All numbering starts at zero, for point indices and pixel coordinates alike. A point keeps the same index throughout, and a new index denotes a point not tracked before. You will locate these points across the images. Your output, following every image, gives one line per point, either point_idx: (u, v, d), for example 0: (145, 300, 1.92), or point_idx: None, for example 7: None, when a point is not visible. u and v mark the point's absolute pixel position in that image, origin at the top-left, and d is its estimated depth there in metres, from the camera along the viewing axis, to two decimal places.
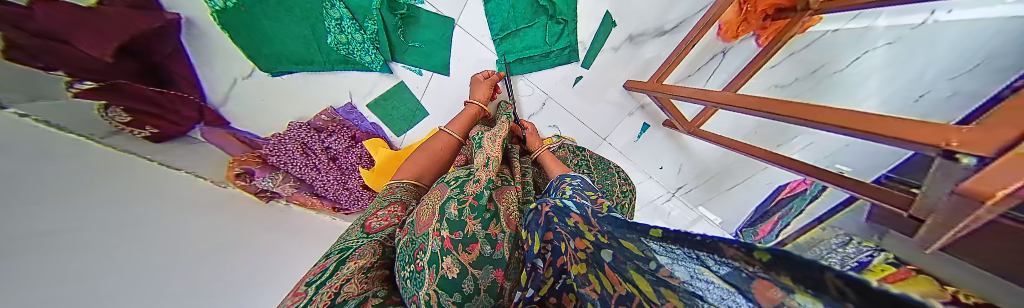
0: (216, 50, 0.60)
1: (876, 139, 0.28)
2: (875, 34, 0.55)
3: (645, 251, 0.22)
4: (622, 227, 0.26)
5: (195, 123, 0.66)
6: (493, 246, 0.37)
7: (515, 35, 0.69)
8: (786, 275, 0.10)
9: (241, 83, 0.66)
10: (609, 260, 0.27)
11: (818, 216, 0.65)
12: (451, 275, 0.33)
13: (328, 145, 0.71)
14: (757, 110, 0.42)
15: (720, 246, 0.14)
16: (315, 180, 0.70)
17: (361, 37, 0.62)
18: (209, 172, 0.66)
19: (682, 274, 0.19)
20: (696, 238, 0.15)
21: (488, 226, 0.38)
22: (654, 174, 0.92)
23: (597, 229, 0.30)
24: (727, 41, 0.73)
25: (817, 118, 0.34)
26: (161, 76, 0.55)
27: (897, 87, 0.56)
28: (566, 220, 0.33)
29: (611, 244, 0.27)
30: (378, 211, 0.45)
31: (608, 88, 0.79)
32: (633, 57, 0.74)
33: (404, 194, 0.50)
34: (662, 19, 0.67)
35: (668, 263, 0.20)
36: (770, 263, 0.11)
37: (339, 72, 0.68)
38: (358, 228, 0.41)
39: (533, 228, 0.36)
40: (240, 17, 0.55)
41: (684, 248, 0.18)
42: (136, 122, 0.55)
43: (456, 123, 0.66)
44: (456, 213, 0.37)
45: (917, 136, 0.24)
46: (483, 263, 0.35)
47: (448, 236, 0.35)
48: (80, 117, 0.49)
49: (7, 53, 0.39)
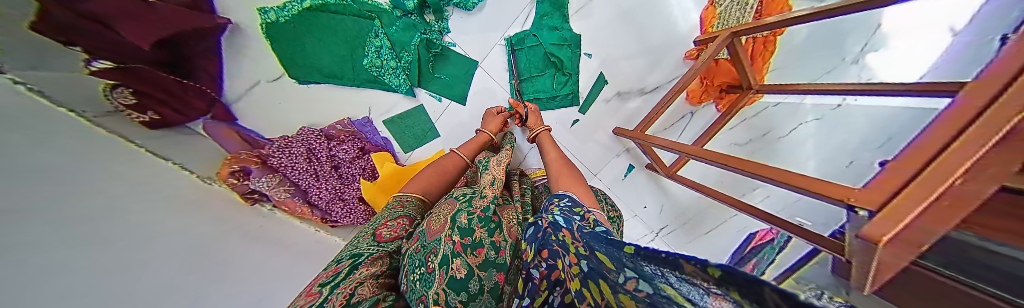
0: (251, 51, 0.68)
1: (803, 191, 0.36)
2: (806, 109, 0.77)
3: (618, 265, 0.24)
4: (599, 241, 0.30)
5: (202, 115, 0.65)
6: (498, 251, 0.39)
7: (529, 80, 0.82)
8: (735, 290, 0.11)
9: (262, 86, 0.72)
10: (581, 271, 0.29)
11: (788, 265, 0.69)
12: (459, 275, 0.34)
13: (335, 153, 0.72)
14: (723, 165, 0.52)
15: (680, 263, 0.16)
16: (311, 187, 0.68)
17: (394, 64, 0.74)
18: (201, 167, 0.60)
19: (645, 287, 0.20)
20: (661, 255, 0.18)
21: (493, 234, 0.40)
22: (640, 213, 0.99)
23: (580, 242, 0.33)
24: (694, 104, 0.91)
25: (760, 173, 0.43)
26: (186, 69, 0.59)
27: (829, 153, 0.70)
28: (558, 234, 0.37)
29: (588, 255, 0.30)
30: (388, 222, 0.46)
31: (598, 131, 0.91)
32: (620, 108, 0.87)
33: (412, 209, 0.52)
34: (643, 82, 0.84)
35: (636, 276, 0.21)
36: (721, 279, 0.12)
37: (367, 89, 0.76)
38: (370, 236, 0.43)
39: (532, 241, 0.39)
40: (283, 30, 0.67)
41: (651, 264, 0.19)
42: (140, 106, 0.53)
43: (467, 147, 0.71)
44: (465, 221, 0.40)
45: (829, 190, 0.32)
46: (489, 265, 0.37)
47: (459, 241, 0.37)
48: (82, 93, 0.46)
49: (35, 24, 0.39)
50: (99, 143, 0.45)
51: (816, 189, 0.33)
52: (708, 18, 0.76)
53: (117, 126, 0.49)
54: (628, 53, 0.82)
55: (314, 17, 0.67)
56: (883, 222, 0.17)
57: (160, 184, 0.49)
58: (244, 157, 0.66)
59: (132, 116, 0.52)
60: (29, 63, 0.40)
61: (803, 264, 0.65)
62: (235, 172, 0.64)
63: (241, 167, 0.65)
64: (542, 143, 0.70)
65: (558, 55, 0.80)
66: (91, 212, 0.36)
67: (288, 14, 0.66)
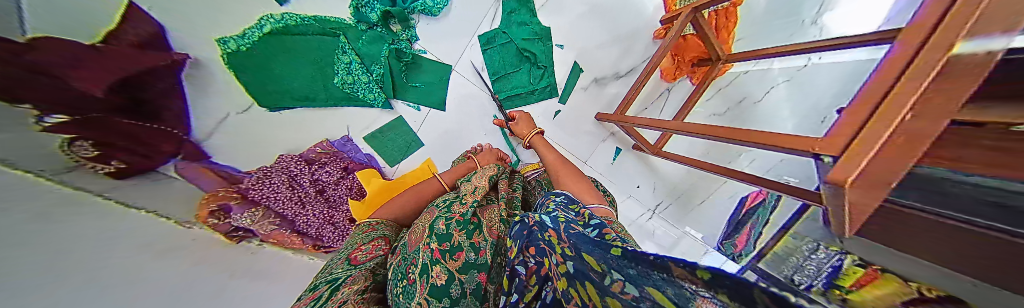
0: (220, 84, 0.66)
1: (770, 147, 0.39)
2: (773, 73, 0.81)
3: (605, 268, 0.24)
4: (585, 242, 0.29)
5: (171, 157, 0.61)
6: (477, 252, 0.38)
7: (505, 78, 0.82)
8: (725, 294, 0.11)
9: (233, 118, 0.69)
10: (568, 271, 0.29)
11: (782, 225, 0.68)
12: (440, 282, 0.34)
13: (318, 177, 0.71)
14: (704, 135, 0.52)
15: (670, 267, 0.16)
16: (297, 215, 0.67)
17: (366, 78, 0.73)
18: (179, 212, 0.55)
19: (632, 290, 0.20)
20: (648, 258, 0.19)
21: (472, 235, 0.39)
22: (634, 193, 1.01)
23: (564, 243, 0.32)
24: (668, 82, 0.93)
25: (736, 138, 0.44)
26: (148, 109, 0.55)
27: (801, 112, 0.74)
28: (544, 233, 0.36)
29: (574, 256, 0.29)
30: (361, 245, 0.44)
31: (581, 121, 0.92)
32: (599, 94, 0.89)
33: (386, 230, 0.51)
34: (616, 66, 0.86)
35: (623, 279, 0.21)
36: (710, 281, 0.12)
37: (342, 108, 0.75)
38: (343, 260, 0.41)
39: (516, 238, 0.39)
40: (248, 57, 0.66)
41: (641, 267, 0.20)
42: (102, 156, 0.49)
43: (449, 173, 0.68)
44: (443, 228, 0.39)
45: (792, 142, 0.34)
46: (468, 268, 0.36)
47: (436, 247, 0.37)
48: (38, 152, 0.41)
49: None
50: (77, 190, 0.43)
51: (780, 142, 0.36)
52: None
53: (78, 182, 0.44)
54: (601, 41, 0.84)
55: (277, 41, 0.65)
56: (848, 166, 0.20)
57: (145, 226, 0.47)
58: (223, 194, 0.64)
59: (96, 168, 0.48)
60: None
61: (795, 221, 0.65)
62: (216, 211, 0.61)
63: (221, 205, 0.62)
64: (537, 146, 0.67)
65: (530, 49, 0.81)
66: (81, 256, 0.36)
67: (249, 41, 0.65)
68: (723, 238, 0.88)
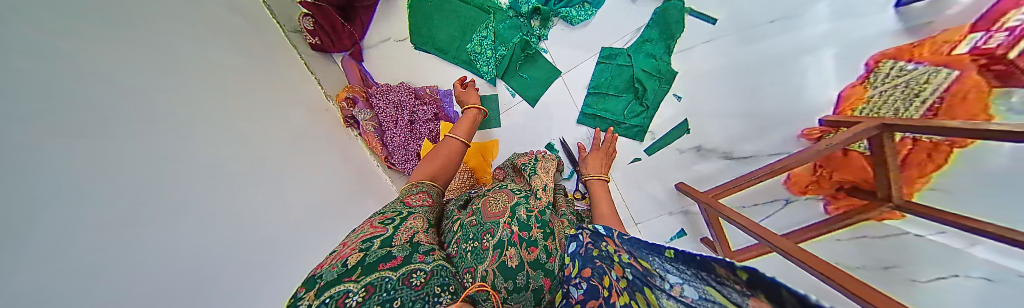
0: (388, 17, 0.88)
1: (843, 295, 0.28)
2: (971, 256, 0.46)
3: (660, 270, 0.24)
4: (640, 246, 0.29)
5: (343, 50, 0.88)
6: (549, 256, 0.39)
7: (602, 96, 0.81)
8: (763, 294, 0.10)
9: (388, 43, 0.89)
10: (629, 283, 0.28)
11: None
12: (510, 264, 0.36)
13: (415, 111, 0.83)
14: (801, 262, 0.42)
15: (712, 266, 0.15)
16: (388, 129, 0.82)
17: (490, 53, 0.83)
18: (328, 84, 0.86)
19: (691, 292, 0.19)
20: (696, 258, 0.16)
21: (546, 238, 0.41)
22: None
23: (620, 250, 0.31)
24: (794, 193, 0.76)
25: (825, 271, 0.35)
26: (349, 15, 0.84)
27: None
28: (602, 245, 0.34)
29: (630, 263, 0.29)
30: (406, 196, 0.48)
31: (654, 179, 0.83)
32: (693, 164, 0.78)
33: (427, 188, 0.52)
34: (732, 146, 0.74)
35: (681, 283, 0.20)
36: (750, 282, 0.10)
37: (458, 68, 0.87)
38: (399, 201, 0.46)
39: (573, 255, 0.37)
40: (422, 6, 0.84)
41: (692, 269, 0.18)
42: (314, 31, 0.81)
43: (461, 127, 0.67)
44: (523, 215, 0.42)
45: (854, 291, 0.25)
46: (536, 266, 0.37)
47: (516, 232, 0.39)
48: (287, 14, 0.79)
49: None
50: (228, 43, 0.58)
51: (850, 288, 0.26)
52: (852, 97, 0.60)
53: (294, 38, 0.80)
54: (734, 107, 0.73)
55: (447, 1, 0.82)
56: None
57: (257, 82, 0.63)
58: (355, 90, 0.84)
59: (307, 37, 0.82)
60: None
61: None
62: (347, 99, 0.82)
63: (351, 96, 0.82)
64: (594, 190, 0.65)
65: (643, 82, 0.78)
66: (199, 80, 0.47)
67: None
68: None
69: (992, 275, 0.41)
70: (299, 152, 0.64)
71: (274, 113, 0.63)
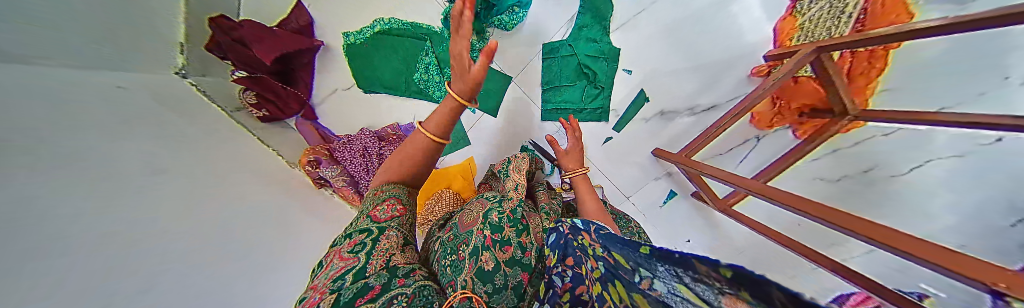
0: (335, 69, 0.85)
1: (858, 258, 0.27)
2: (938, 144, 0.51)
3: (634, 266, 0.23)
4: (614, 241, 0.29)
5: (295, 114, 0.82)
6: (526, 252, 0.36)
7: (557, 89, 0.82)
8: (747, 293, 0.09)
9: (338, 93, 0.87)
10: (600, 277, 0.28)
11: None
12: (487, 267, 0.33)
13: (382, 152, 0.82)
14: (785, 204, 0.41)
15: (691, 262, 0.14)
16: (363, 179, 0.80)
17: (439, 77, 0.83)
18: (289, 153, 0.76)
19: (659, 286, 0.19)
20: (673, 255, 0.16)
21: (522, 234, 0.38)
22: (682, 248, 0.84)
23: (597, 245, 0.32)
24: (761, 128, 0.78)
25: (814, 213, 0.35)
26: (290, 77, 0.80)
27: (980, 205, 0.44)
28: (579, 239, 0.34)
29: (605, 258, 0.29)
30: (377, 206, 0.41)
31: (634, 153, 0.85)
32: (664, 128, 0.80)
33: (401, 195, 0.45)
34: (693, 101, 0.76)
35: (651, 276, 0.20)
36: (733, 279, 0.10)
37: (413, 99, 0.87)
38: (365, 217, 0.39)
39: (553, 248, 0.35)
40: (359, 49, 0.82)
41: (666, 264, 0.18)
42: (257, 103, 0.72)
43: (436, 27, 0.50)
44: (495, 218, 0.39)
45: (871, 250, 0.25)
46: (514, 263, 0.34)
47: (490, 235, 0.36)
48: (224, 94, 0.66)
49: (207, 44, 0.66)
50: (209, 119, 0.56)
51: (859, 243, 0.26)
52: (785, 29, 0.66)
53: (240, 117, 0.67)
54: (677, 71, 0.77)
55: (381, 38, 0.82)
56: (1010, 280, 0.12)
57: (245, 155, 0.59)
58: (318, 149, 0.80)
59: (252, 111, 0.71)
60: (200, 71, 0.64)
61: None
62: (311, 161, 0.76)
63: (315, 158, 0.77)
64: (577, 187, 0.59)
65: (591, 66, 0.80)
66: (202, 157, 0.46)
67: (364, 37, 0.81)
68: None
69: (963, 152, 0.47)
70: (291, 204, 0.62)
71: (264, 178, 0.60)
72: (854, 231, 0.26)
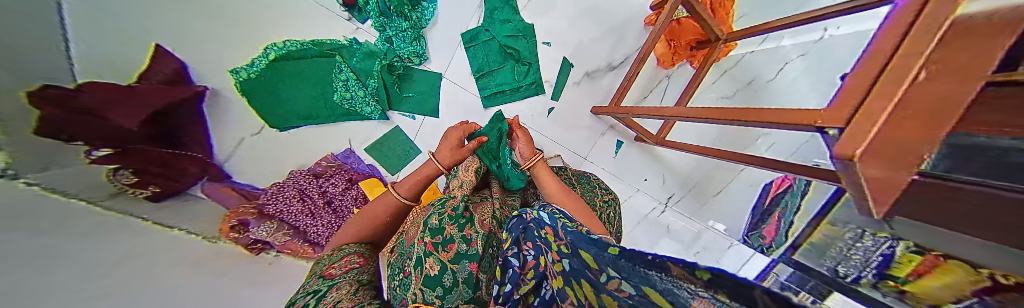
0: (235, 112, 0.72)
1: (777, 126, 0.35)
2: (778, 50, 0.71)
3: (601, 266, 0.26)
4: (582, 240, 0.31)
5: (198, 179, 0.69)
6: (469, 243, 0.40)
7: (489, 75, 0.86)
8: (722, 292, 0.13)
9: (248, 141, 0.75)
10: (563, 268, 0.30)
11: (815, 212, 0.78)
12: (434, 273, 0.37)
13: (325, 189, 0.75)
14: (700, 118, 0.51)
15: (666, 264, 0.18)
16: (309, 226, 0.71)
17: (362, 92, 0.77)
18: (201, 229, 0.61)
19: (627, 288, 0.21)
20: (648, 258, 0.20)
21: (464, 228, 0.42)
22: (641, 186, 1.06)
23: (563, 242, 0.34)
24: (667, 68, 0.90)
25: (729, 117, 0.44)
26: (176, 139, 0.63)
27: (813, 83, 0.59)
28: (541, 232, 0.37)
29: (572, 253, 0.31)
30: (332, 264, 0.45)
31: (578, 117, 0.93)
32: (594, 87, 0.91)
33: (361, 247, 0.51)
34: (610, 58, 0.90)
35: (619, 277, 0.23)
36: (710, 282, 0.13)
37: (342, 123, 0.80)
38: (317, 277, 0.42)
39: (512, 230, 0.40)
40: (259, 84, 0.71)
41: (638, 265, 0.21)
42: (140, 182, 0.57)
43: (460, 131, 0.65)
44: (436, 222, 0.42)
45: (795, 118, 0.31)
46: (460, 258, 0.39)
47: (430, 240, 0.40)
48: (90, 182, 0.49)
49: (40, 128, 0.43)
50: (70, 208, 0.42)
51: (787, 121, 0.33)
52: None
53: (123, 206, 0.52)
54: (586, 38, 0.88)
55: (282, 66, 0.72)
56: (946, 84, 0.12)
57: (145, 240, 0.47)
58: (244, 210, 0.69)
59: (135, 193, 0.56)
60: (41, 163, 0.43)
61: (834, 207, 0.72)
62: (235, 226, 0.66)
63: (241, 220, 0.67)
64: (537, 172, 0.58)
65: (513, 46, 0.85)
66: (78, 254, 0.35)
67: (259, 69, 0.70)
68: (749, 230, 1.01)
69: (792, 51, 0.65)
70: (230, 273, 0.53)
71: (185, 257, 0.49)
72: (786, 119, 0.33)
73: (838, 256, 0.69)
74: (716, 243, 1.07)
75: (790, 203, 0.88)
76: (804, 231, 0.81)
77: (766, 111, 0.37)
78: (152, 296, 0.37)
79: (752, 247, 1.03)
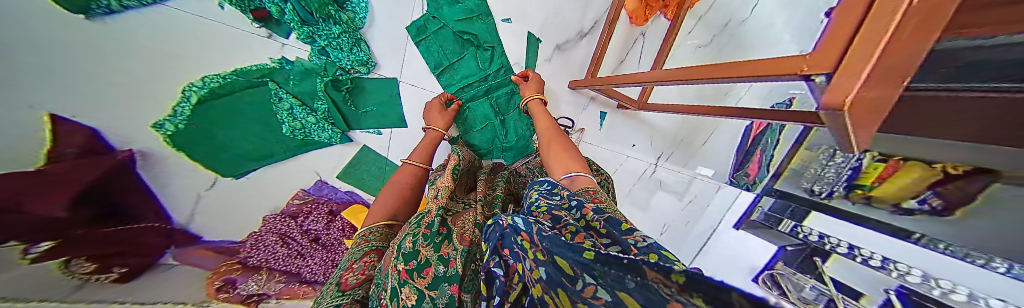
0: (179, 169, 0.63)
1: (758, 78, 0.32)
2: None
3: (576, 271, 0.22)
4: (556, 243, 0.26)
5: (166, 249, 0.62)
6: (446, 264, 0.37)
7: (451, 69, 0.80)
8: (698, 296, 0.11)
9: (206, 197, 0.68)
10: (541, 278, 0.25)
11: (794, 141, 0.90)
12: (410, 304, 0.32)
13: (307, 227, 0.75)
14: (677, 80, 0.48)
15: (641, 267, 0.16)
16: (302, 267, 0.72)
17: (314, 118, 0.71)
18: (183, 295, 0.55)
19: (605, 296, 0.18)
20: (623, 262, 0.18)
21: (440, 248, 0.39)
22: (631, 152, 1.06)
23: (536, 247, 0.27)
24: (639, 25, 0.84)
25: (708, 76, 0.40)
26: (117, 215, 0.54)
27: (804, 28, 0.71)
28: (515, 239, 0.30)
29: (545, 260, 0.25)
30: (353, 264, 0.43)
31: (556, 93, 0.89)
32: (566, 59, 0.87)
33: (378, 240, 0.51)
34: (580, 23, 0.85)
35: (597, 284, 0.20)
36: (685, 284, 0.12)
37: (301, 154, 0.74)
38: (333, 286, 0.38)
39: (489, 240, 0.34)
40: (190, 133, 0.62)
41: (611, 269, 0.19)
42: (102, 267, 0.51)
43: (442, 119, 0.74)
44: (409, 245, 0.38)
45: (783, 68, 0.28)
46: (439, 282, 0.35)
47: (404, 267, 0.35)
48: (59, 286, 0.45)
49: None
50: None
51: (773, 72, 0.30)
52: None
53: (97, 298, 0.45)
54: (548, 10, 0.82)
55: (207, 109, 0.62)
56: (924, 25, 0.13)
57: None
58: (229, 268, 0.67)
59: (101, 278, 0.50)
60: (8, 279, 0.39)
61: (810, 134, 0.85)
62: (222, 286, 0.62)
63: (226, 279, 0.64)
64: (534, 112, 0.72)
65: (468, 31, 0.77)
66: None
67: (184, 117, 0.60)
68: (734, 171, 1.06)
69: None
70: None
71: None
72: (772, 73, 0.30)
73: (813, 177, 0.87)
74: (705, 189, 1.11)
75: (767, 142, 0.95)
76: (784, 159, 0.93)
77: (749, 65, 0.33)
78: None
79: (736, 186, 1.08)
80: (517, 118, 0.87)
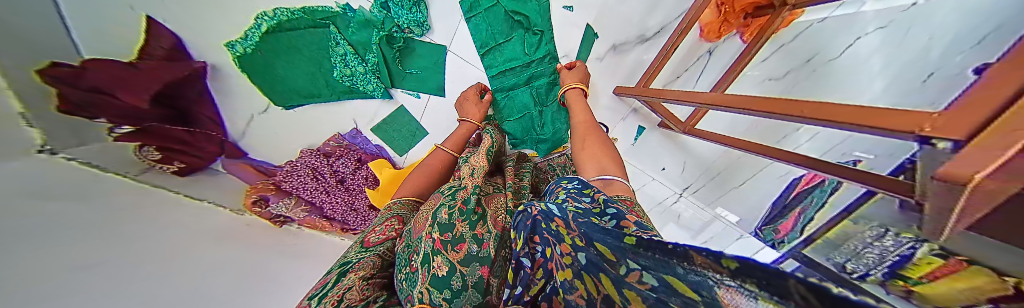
0: (234, 91, 0.69)
1: (850, 128, 0.27)
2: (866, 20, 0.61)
3: (619, 256, 0.23)
4: (596, 230, 0.27)
5: (216, 156, 0.73)
6: (481, 244, 0.38)
7: (495, 50, 0.78)
8: (752, 281, 0.11)
9: (257, 118, 0.74)
10: (581, 262, 0.27)
11: (844, 207, 0.72)
12: (441, 273, 0.34)
13: (336, 168, 0.80)
14: (741, 109, 0.43)
15: (689, 253, 0.15)
16: (324, 202, 0.78)
17: (362, 69, 0.73)
18: (228, 201, 0.70)
19: (649, 279, 0.19)
20: (668, 246, 0.17)
21: (475, 226, 0.40)
22: (658, 175, 1.03)
23: (575, 233, 0.29)
24: (711, 41, 0.77)
25: (788, 112, 0.34)
26: (188, 118, 0.64)
27: (899, 71, 0.60)
28: (550, 224, 0.32)
29: (585, 247, 0.27)
30: (376, 227, 0.49)
31: (601, 96, 0.87)
32: (620, 63, 0.82)
33: (401, 210, 0.54)
34: (643, 27, 0.78)
35: (640, 269, 0.20)
36: (737, 270, 0.12)
37: (346, 101, 0.78)
38: (358, 244, 0.45)
39: (519, 230, 0.35)
40: (255, 60, 0.66)
41: (655, 254, 0.19)
42: (165, 158, 0.64)
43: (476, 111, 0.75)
44: (445, 217, 0.39)
45: (889, 123, 0.23)
46: (470, 260, 0.36)
47: (439, 237, 0.37)
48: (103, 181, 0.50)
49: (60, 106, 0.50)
50: (97, 212, 0.44)
51: (878, 123, 0.24)
52: None
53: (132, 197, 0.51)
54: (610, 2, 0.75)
55: (276, 39, 0.65)
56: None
57: (178, 233, 0.51)
58: (262, 186, 0.76)
59: (163, 168, 0.64)
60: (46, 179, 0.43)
61: (864, 203, 0.68)
62: (257, 200, 0.74)
63: (260, 196, 0.74)
64: (571, 101, 0.69)
65: (521, 12, 0.73)
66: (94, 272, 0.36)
67: (252, 43, 0.64)
68: (762, 224, 0.91)
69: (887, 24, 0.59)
70: (258, 259, 0.57)
71: (221, 251, 0.53)
72: (868, 125, 0.25)
73: (850, 252, 0.74)
74: (722, 235, 1.01)
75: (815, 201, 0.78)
76: (824, 225, 0.77)
77: (847, 108, 0.27)
78: (170, 298, 0.39)
79: (762, 240, 0.94)
80: (556, 111, 0.84)
